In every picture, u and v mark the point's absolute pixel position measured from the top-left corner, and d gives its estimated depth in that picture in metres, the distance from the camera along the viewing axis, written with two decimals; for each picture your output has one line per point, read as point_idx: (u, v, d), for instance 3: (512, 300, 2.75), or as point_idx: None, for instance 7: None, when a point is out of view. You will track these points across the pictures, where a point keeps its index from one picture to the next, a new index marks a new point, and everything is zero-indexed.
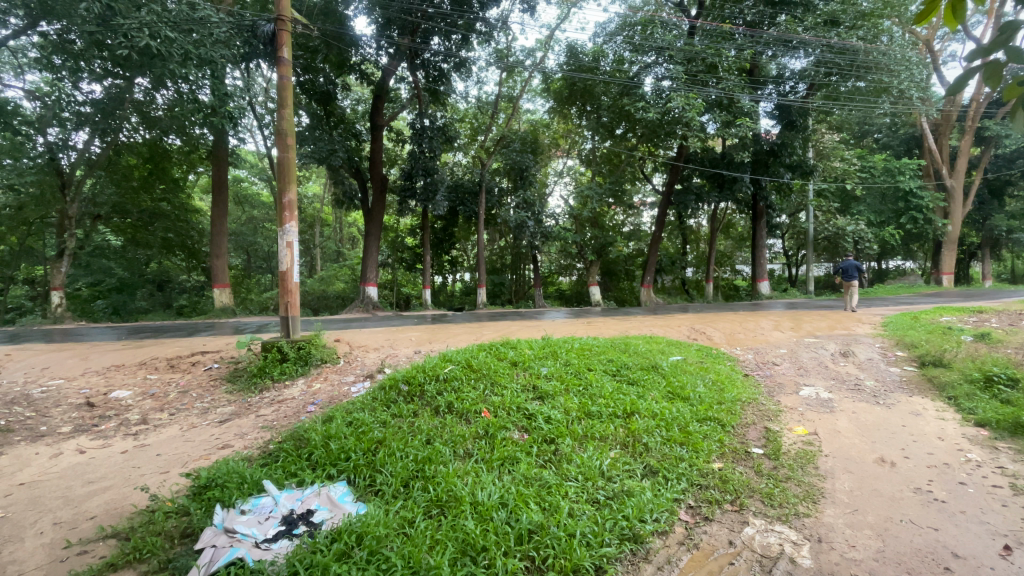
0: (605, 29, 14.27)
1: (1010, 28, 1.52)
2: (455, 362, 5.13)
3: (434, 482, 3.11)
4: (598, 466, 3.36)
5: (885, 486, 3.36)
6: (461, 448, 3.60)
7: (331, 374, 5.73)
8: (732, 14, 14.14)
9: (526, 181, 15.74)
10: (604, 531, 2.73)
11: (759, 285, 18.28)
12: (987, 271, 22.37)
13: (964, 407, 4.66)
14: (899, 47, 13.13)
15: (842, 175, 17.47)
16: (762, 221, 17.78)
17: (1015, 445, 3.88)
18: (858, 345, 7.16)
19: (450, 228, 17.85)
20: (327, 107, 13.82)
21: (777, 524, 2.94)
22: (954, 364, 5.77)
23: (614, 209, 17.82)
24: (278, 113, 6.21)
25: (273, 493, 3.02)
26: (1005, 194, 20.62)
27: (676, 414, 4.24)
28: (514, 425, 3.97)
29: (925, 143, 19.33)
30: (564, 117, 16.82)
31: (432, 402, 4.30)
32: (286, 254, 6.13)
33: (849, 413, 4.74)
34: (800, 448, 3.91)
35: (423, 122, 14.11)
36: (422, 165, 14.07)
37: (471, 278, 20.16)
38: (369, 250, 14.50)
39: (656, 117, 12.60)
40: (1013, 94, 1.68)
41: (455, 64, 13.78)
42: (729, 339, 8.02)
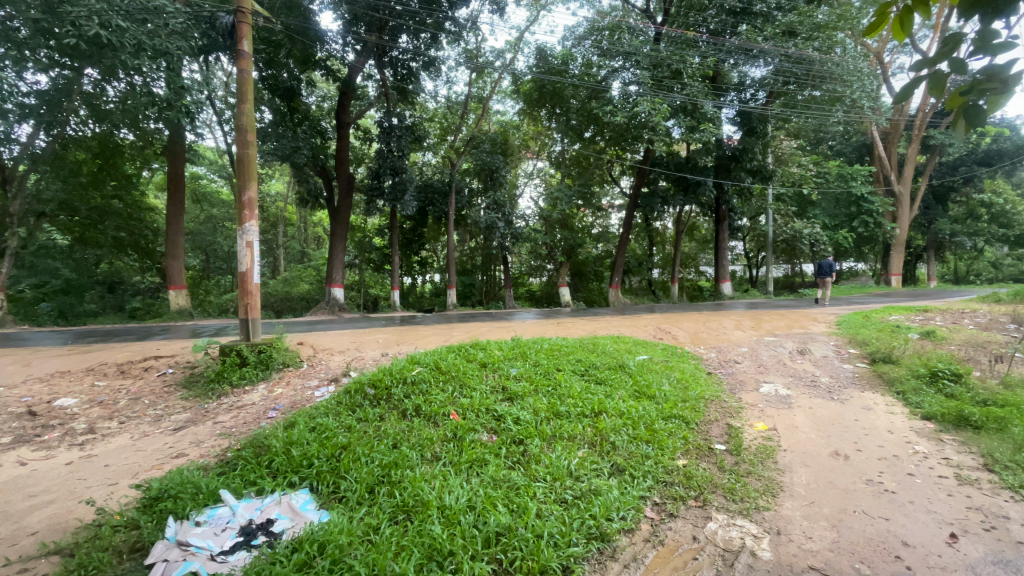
0: (574, 33, 14.42)
1: (953, 41, 1.61)
2: (424, 363, 5.06)
3: (400, 488, 3.05)
4: (567, 466, 3.38)
5: (839, 478, 3.50)
6: (428, 451, 3.55)
7: (293, 379, 5.55)
8: (696, 22, 14.60)
9: (496, 182, 15.77)
10: (571, 531, 2.74)
11: (722, 286, 18.78)
12: (932, 272, 23.71)
13: (912, 401, 4.91)
14: (852, 59, 13.86)
15: (799, 180, 18.24)
16: (724, 225, 18.32)
17: (958, 437, 4.11)
18: (814, 343, 7.46)
19: (419, 229, 17.73)
20: (291, 103, 13.47)
21: (739, 518, 3.02)
22: (902, 360, 6.08)
23: (583, 211, 18.09)
24: (238, 108, 5.99)
25: (231, 503, 2.92)
26: (948, 200, 21.93)
27: (642, 413, 4.31)
28: (483, 427, 3.95)
29: (875, 151, 20.32)
30: (534, 119, 16.91)
31: (400, 405, 4.23)
32: (246, 254, 5.90)
33: (806, 408, 4.93)
34: (760, 444, 4.04)
35: (392, 121, 13.90)
36: (390, 164, 13.85)
37: (441, 279, 20.04)
38: (334, 250, 14.20)
39: (624, 121, 12.85)
40: (952, 105, 1.78)
41: (424, 63, 13.69)
42: (693, 338, 8.25)
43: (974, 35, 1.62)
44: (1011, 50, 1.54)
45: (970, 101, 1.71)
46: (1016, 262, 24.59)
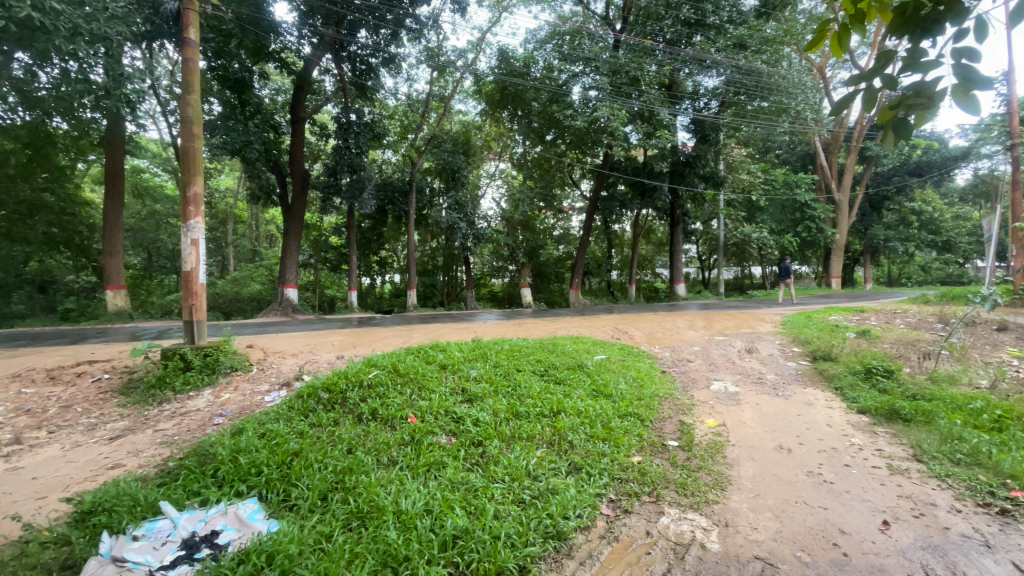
0: (536, 36, 14.48)
1: (886, 57, 1.74)
2: (381, 366, 4.95)
3: (355, 494, 2.97)
4: (525, 466, 3.40)
5: (782, 471, 3.68)
6: (385, 455, 3.48)
7: (242, 384, 5.31)
8: (653, 31, 15.00)
9: (458, 182, 15.72)
10: (528, 531, 2.76)
11: (677, 287, 19.39)
12: (868, 275, 25.33)
13: (848, 396, 5.22)
14: (797, 72, 14.60)
15: (748, 187, 19.07)
16: (679, 228, 18.94)
17: (889, 429, 4.40)
18: (761, 342, 7.82)
19: (378, 228, 17.40)
20: (242, 96, 12.90)
21: (690, 511, 3.12)
22: (840, 357, 6.45)
23: (545, 213, 18.28)
24: (183, 98, 5.68)
25: (172, 515, 2.76)
26: (882, 207, 23.49)
27: (599, 412, 4.39)
28: (441, 429, 3.91)
29: (818, 160, 21.51)
30: (496, 121, 16.92)
31: (355, 409, 4.13)
32: (191, 253, 5.60)
33: (753, 404, 5.16)
34: (710, 439, 4.19)
35: (350, 117, 13.57)
36: (348, 161, 13.49)
37: (401, 280, 19.76)
38: (288, 249, 13.72)
39: (584, 125, 13.11)
40: (882, 119, 1.91)
41: (383, 60, 13.52)
42: (649, 337, 8.48)
43: (904, 52, 1.75)
44: (937, 68, 1.67)
45: (899, 115, 1.84)
46: (942, 266, 26.61)
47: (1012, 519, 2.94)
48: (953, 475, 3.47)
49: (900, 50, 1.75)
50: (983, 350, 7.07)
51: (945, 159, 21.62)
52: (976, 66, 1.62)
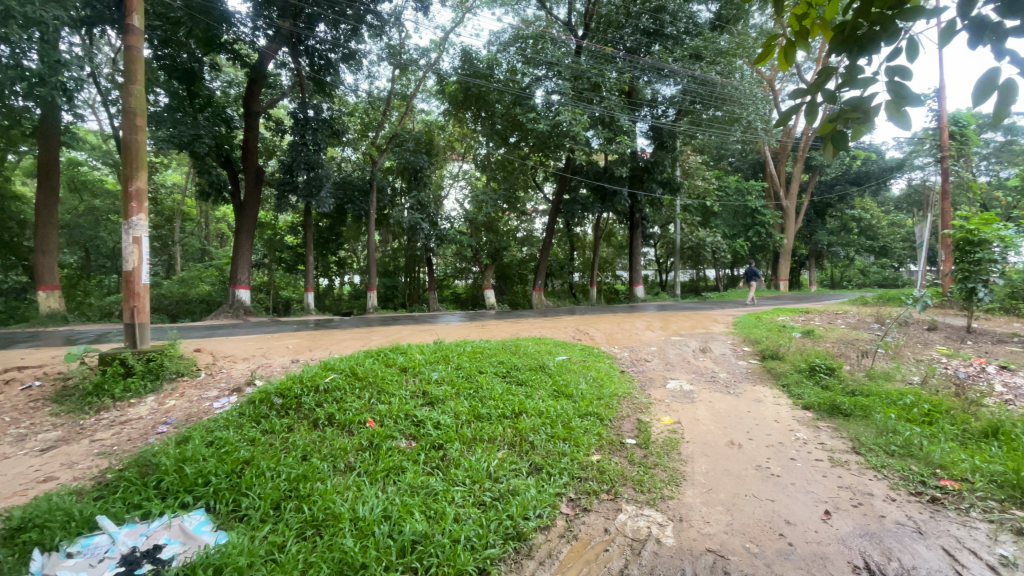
0: (499, 38, 14.57)
1: (825, 74, 1.85)
2: (338, 369, 4.83)
3: (309, 502, 2.88)
4: (486, 468, 3.40)
5: (733, 465, 3.83)
6: (342, 461, 3.40)
7: (188, 390, 5.05)
8: (614, 38, 15.49)
9: (420, 182, 15.58)
10: (488, 533, 2.76)
11: (636, 289, 19.86)
12: (813, 277, 26.75)
13: (794, 393, 5.50)
14: (748, 84, 15.28)
15: (703, 193, 19.78)
16: (638, 232, 19.43)
17: (831, 423, 4.67)
18: (715, 342, 8.12)
19: (337, 228, 16.99)
20: (191, 87, 12.29)
21: (646, 508, 3.20)
22: (787, 356, 6.78)
23: (509, 215, 18.37)
24: (126, 88, 5.36)
25: (111, 530, 2.60)
26: (826, 214, 24.90)
27: (560, 412, 4.45)
28: (401, 433, 3.85)
29: (768, 168, 22.56)
30: (459, 121, 16.86)
31: (310, 415, 4.01)
32: (133, 252, 5.28)
33: (706, 402, 5.36)
34: (666, 437, 4.32)
35: (307, 113, 13.20)
36: (305, 158, 13.08)
37: (361, 281, 19.44)
38: (240, 249, 13.16)
39: (546, 129, 13.29)
40: (823, 131, 2.02)
41: (343, 55, 13.21)
42: (609, 338, 8.65)
43: (843, 68, 1.86)
44: (873, 85, 1.79)
45: (838, 128, 1.95)
46: (879, 269, 28.48)
47: (940, 505, 3.16)
48: (888, 466, 3.71)
49: (841, 67, 1.87)
50: (915, 348, 7.60)
51: (883, 170, 23.12)
52: (907, 85, 1.74)
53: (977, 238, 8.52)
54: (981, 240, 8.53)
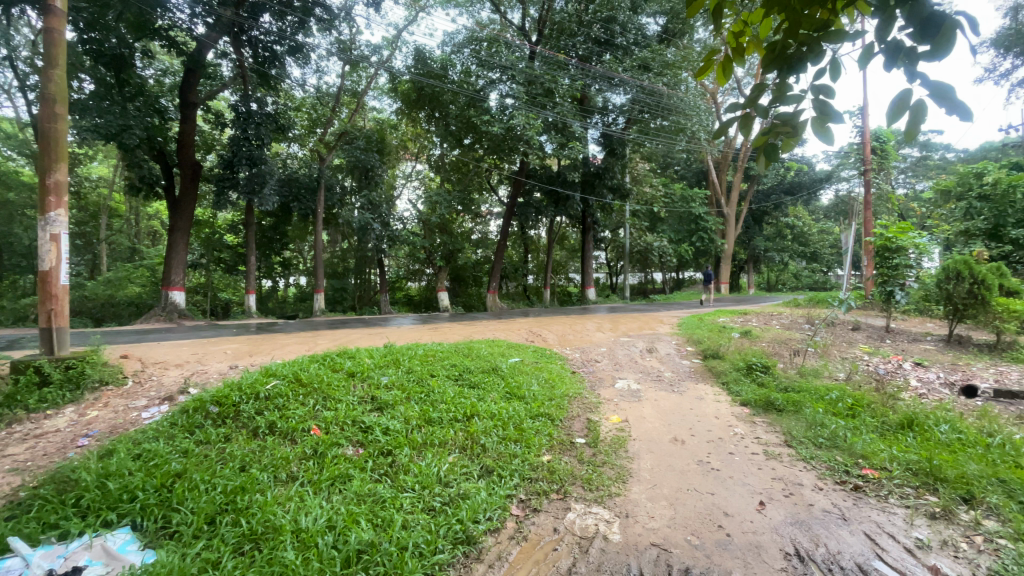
0: (453, 39, 14.46)
1: (756, 90, 1.99)
2: (280, 376, 4.63)
3: (248, 515, 2.74)
4: (436, 473, 3.37)
5: (676, 461, 3.99)
6: (283, 471, 3.27)
7: (114, 400, 4.69)
8: (566, 46, 15.74)
9: (371, 182, 15.26)
10: (437, 538, 2.73)
11: (588, 291, 20.29)
12: (751, 281, 28.30)
13: (733, 390, 5.80)
14: (692, 96, 15.97)
15: (650, 199, 20.53)
16: (590, 235, 19.90)
17: (765, 419, 4.96)
18: (660, 343, 8.43)
19: (282, 227, 16.32)
20: (121, 75, 11.41)
21: (594, 505, 3.27)
22: (726, 355, 7.14)
23: (463, 217, 18.31)
24: (44, 73, 4.91)
25: (24, 552, 2.36)
26: (763, 221, 26.42)
27: (512, 413, 4.48)
28: (348, 440, 3.75)
29: (711, 177, 23.69)
30: (413, 121, 16.62)
31: (250, 423, 3.83)
32: (50, 250, 4.84)
33: (652, 400, 5.54)
34: (614, 435, 4.44)
35: (250, 106, 12.59)
36: (246, 153, 12.46)
37: (308, 283, 18.82)
38: (174, 248, 12.36)
39: (500, 132, 13.35)
40: (756, 144, 2.15)
41: (290, 48, 12.73)
42: (561, 339, 8.79)
43: (773, 85, 2.00)
44: (800, 102, 1.92)
45: (770, 141, 2.08)
46: (810, 274, 30.56)
47: (862, 493, 3.42)
48: (816, 457, 3.98)
49: (774, 84, 2.00)
50: (841, 347, 8.20)
51: (813, 181, 24.83)
52: (831, 102, 1.88)
53: (895, 245, 9.30)
54: (898, 247, 9.30)
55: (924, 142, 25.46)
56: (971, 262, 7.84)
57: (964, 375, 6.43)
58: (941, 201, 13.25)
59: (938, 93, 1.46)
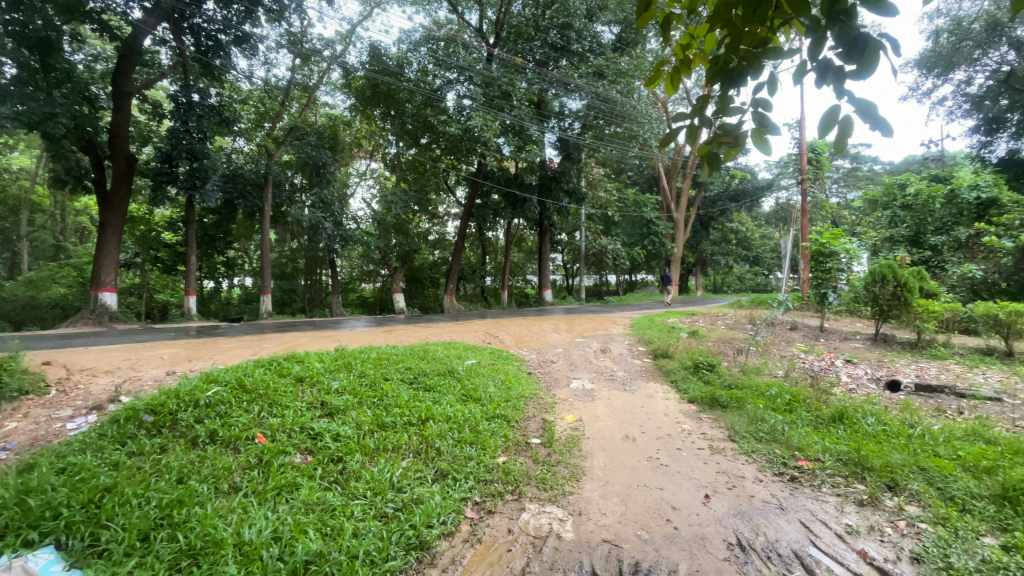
0: (410, 37, 14.19)
1: (702, 99, 2.08)
2: (223, 381, 4.41)
3: (185, 529, 2.59)
4: (388, 479, 3.31)
5: (627, 458, 4.11)
6: (225, 482, 3.12)
7: (33, 410, 4.30)
8: (523, 50, 15.83)
9: (322, 179, 14.80)
10: (389, 545, 2.68)
11: (545, 292, 20.56)
12: (699, 283, 29.53)
13: (681, 388, 6.04)
14: (645, 105, 16.50)
15: (605, 203, 21.03)
16: (546, 237, 20.16)
17: (711, 415, 5.18)
18: (613, 343, 8.65)
19: (226, 225, 15.57)
20: (47, 60, 10.34)
21: (548, 505, 3.32)
22: (675, 354, 7.41)
23: (419, 217, 18.09)
24: None
25: None
26: (710, 226, 27.63)
27: (468, 415, 4.47)
28: (295, 448, 3.61)
29: (662, 183, 24.54)
30: (367, 118, 16.21)
31: (188, 433, 3.63)
32: None
33: (605, 399, 5.68)
34: (568, 434, 4.51)
35: (191, 97, 11.92)
36: (187, 147, 11.76)
37: (254, 284, 18.05)
38: (105, 246, 11.51)
39: (458, 133, 13.29)
40: (699, 153, 2.23)
41: (235, 38, 12.15)
42: (517, 341, 8.85)
43: (717, 97, 2.10)
44: (740, 114, 2.04)
45: (713, 151, 2.17)
46: (752, 276, 32.27)
47: (798, 483, 3.64)
48: (757, 450, 4.21)
49: (717, 95, 2.10)
50: (780, 345, 8.71)
51: (756, 189, 26.22)
52: (768, 116, 2.00)
53: (828, 250, 9.97)
54: (831, 252, 9.96)
55: (854, 155, 27.43)
56: (894, 266, 8.52)
57: (888, 370, 6.98)
58: (868, 209, 14.30)
59: (863, 110, 1.58)
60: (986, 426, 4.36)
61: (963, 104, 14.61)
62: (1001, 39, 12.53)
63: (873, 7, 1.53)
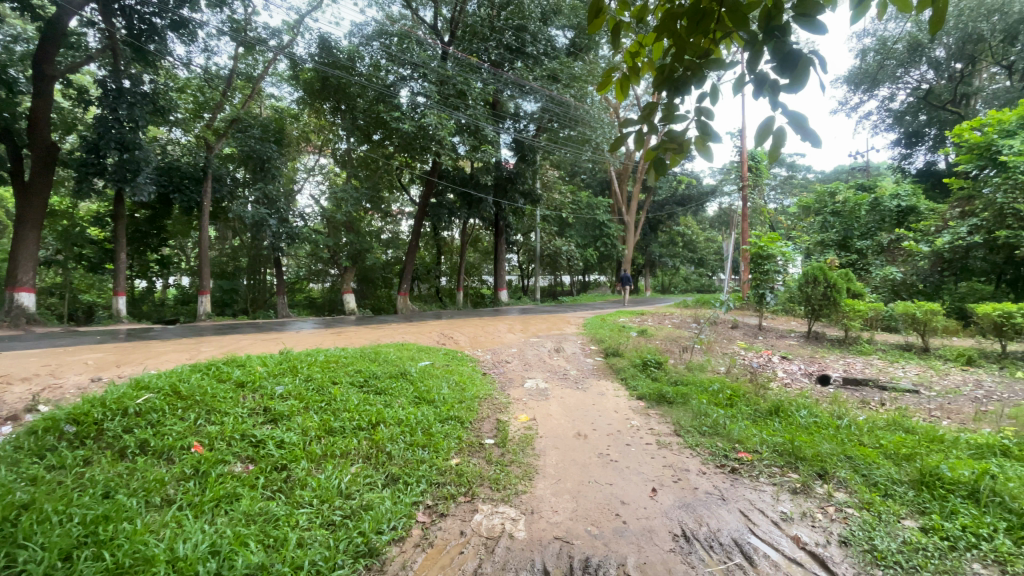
0: (362, 31, 13.75)
1: (648, 106, 2.15)
2: (155, 389, 4.13)
3: (112, 547, 2.39)
4: (336, 485, 3.21)
5: (579, 455, 4.18)
6: (157, 495, 2.91)
7: None
8: (478, 49, 15.74)
9: (267, 174, 14.20)
10: (336, 554, 2.60)
11: (500, 293, 20.59)
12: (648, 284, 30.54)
13: (630, 385, 6.22)
14: (598, 109, 16.91)
15: (559, 205, 21.34)
16: (502, 238, 20.21)
17: (658, 410, 5.37)
18: (567, 342, 8.79)
19: (160, 220, 14.60)
20: None
21: (501, 505, 3.32)
22: (624, 352, 7.61)
23: (371, 216, 17.66)
24: None
25: None
26: (658, 229, 28.63)
27: (420, 418, 4.40)
28: (235, 457, 3.44)
29: (614, 186, 25.18)
30: (316, 112, 15.61)
31: (116, 444, 3.37)
32: None
33: (558, 398, 5.76)
34: (522, 434, 4.53)
35: (121, 83, 11.09)
36: (116, 136, 10.94)
37: (191, 284, 17.05)
38: (22, 243, 10.53)
39: (412, 130, 13.06)
40: (647, 159, 2.30)
41: (172, 23, 11.57)
42: (472, 341, 8.82)
43: (664, 106, 2.17)
44: (685, 122, 2.12)
45: (659, 157, 2.25)
46: (697, 277, 33.75)
47: (737, 474, 3.84)
48: (700, 444, 4.39)
49: (663, 103, 2.18)
50: (723, 343, 9.15)
51: (701, 194, 27.44)
52: (710, 125, 2.09)
53: (766, 253, 10.54)
54: (768, 255, 10.53)
55: (790, 164, 29.24)
56: (825, 269, 9.14)
57: (819, 366, 7.48)
58: (802, 215, 15.29)
59: (794, 122, 1.68)
60: (905, 417, 4.74)
61: (887, 119, 16.06)
62: (921, 59, 14.01)
63: (806, 26, 1.64)
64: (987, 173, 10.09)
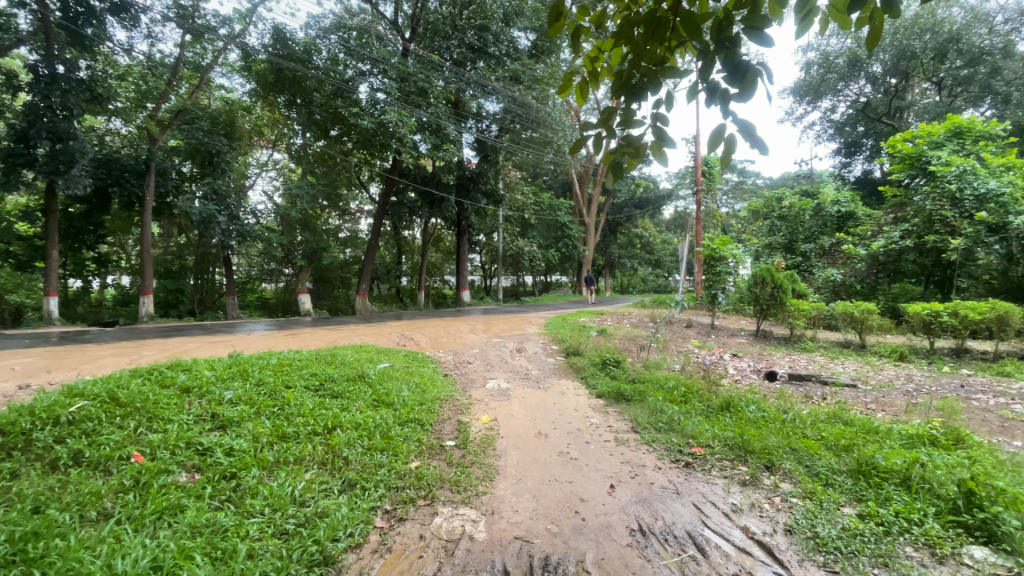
0: (318, 23, 13.26)
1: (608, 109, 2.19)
2: (90, 395, 3.86)
3: (40, 566, 2.22)
4: (290, 493, 3.10)
5: (540, 454, 4.22)
6: (93, 509, 2.73)
7: None
8: (440, 47, 15.54)
9: (217, 168, 13.63)
10: (289, 563, 2.51)
11: (462, 293, 20.45)
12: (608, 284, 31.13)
13: (590, 383, 6.33)
14: (559, 112, 17.13)
15: (521, 206, 21.40)
16: (464, 238, 20.11)
17: (617, 408, 5.49)
18: (528, 342, 8.84)
19: (97, 216, 13.67)
20: None
21: (461, 506, 3.30)
22: (584, 352, 7.72)
23: (328, 214, 17.17)
24: None
25: None
26: (618, 230, 29.21)
27: (378, 421, 4.31)
28: (180, 466, 3.26)
29: (575, 188, 25.50)
30: (270, 105, 14.99)
31: (46, 455, 3.13)
32: None
33: (519, 398, 5.78)
34: (483, 435, 4.53)
35: (53, 68, 10.35)
36: (48, 125, 10.18)
37: (132, 284, 16.08)
38: None
39: (371, 127, 12.77)
40: (606, 161, 2.35)
41: (112, 6, 10.99)
42: (433, 342, 8.73)
43: (622, 111, 2.22)
44: (641, 126, 2.17)
45: (616, 160, 2.29)
46: (655, 278, 34.67)
47: (692, 468, 3.97)
48: (656, 440, 4.52)
49: (621, 107, 2.22)
50: (678, 342, 9.44)
51: (658, 197, 28.23)
52: (665, 130, 2.16)
53: (718, 255, 10.94)
54: (720, 257, 10.95)
55: (740, 170, 30.53)
56: (772, 270, 9.60)
57: (767, 363, 7.84)
58: (752, 219, 15.99)
59: (744, 129, 1.75)
60: (844, 410, 5.03)
61: (829, 129, 17.04)
62: (860, 73, 14.91)
63: (754, 37, 1.71)
64: (918, 182, 10.83)
